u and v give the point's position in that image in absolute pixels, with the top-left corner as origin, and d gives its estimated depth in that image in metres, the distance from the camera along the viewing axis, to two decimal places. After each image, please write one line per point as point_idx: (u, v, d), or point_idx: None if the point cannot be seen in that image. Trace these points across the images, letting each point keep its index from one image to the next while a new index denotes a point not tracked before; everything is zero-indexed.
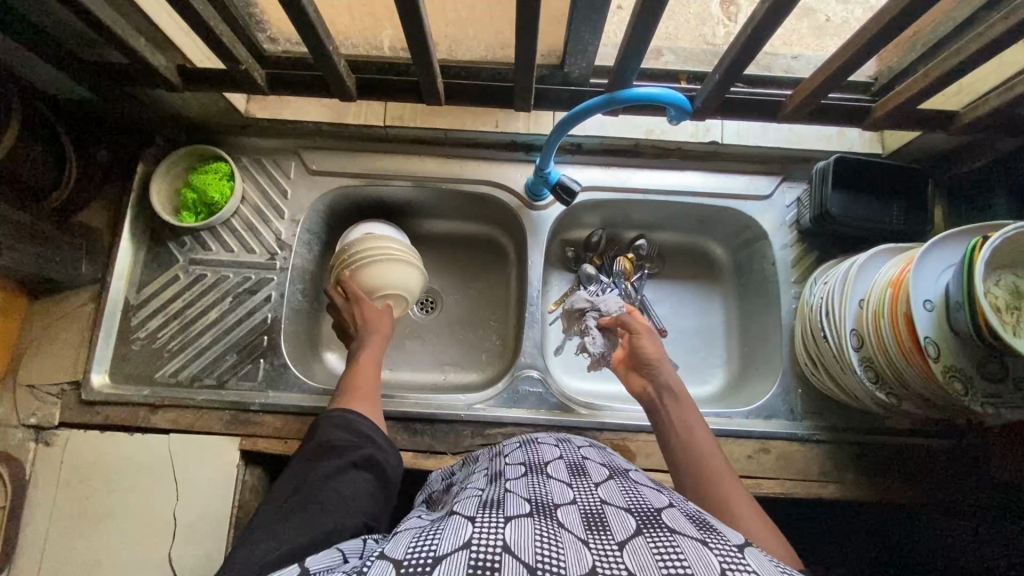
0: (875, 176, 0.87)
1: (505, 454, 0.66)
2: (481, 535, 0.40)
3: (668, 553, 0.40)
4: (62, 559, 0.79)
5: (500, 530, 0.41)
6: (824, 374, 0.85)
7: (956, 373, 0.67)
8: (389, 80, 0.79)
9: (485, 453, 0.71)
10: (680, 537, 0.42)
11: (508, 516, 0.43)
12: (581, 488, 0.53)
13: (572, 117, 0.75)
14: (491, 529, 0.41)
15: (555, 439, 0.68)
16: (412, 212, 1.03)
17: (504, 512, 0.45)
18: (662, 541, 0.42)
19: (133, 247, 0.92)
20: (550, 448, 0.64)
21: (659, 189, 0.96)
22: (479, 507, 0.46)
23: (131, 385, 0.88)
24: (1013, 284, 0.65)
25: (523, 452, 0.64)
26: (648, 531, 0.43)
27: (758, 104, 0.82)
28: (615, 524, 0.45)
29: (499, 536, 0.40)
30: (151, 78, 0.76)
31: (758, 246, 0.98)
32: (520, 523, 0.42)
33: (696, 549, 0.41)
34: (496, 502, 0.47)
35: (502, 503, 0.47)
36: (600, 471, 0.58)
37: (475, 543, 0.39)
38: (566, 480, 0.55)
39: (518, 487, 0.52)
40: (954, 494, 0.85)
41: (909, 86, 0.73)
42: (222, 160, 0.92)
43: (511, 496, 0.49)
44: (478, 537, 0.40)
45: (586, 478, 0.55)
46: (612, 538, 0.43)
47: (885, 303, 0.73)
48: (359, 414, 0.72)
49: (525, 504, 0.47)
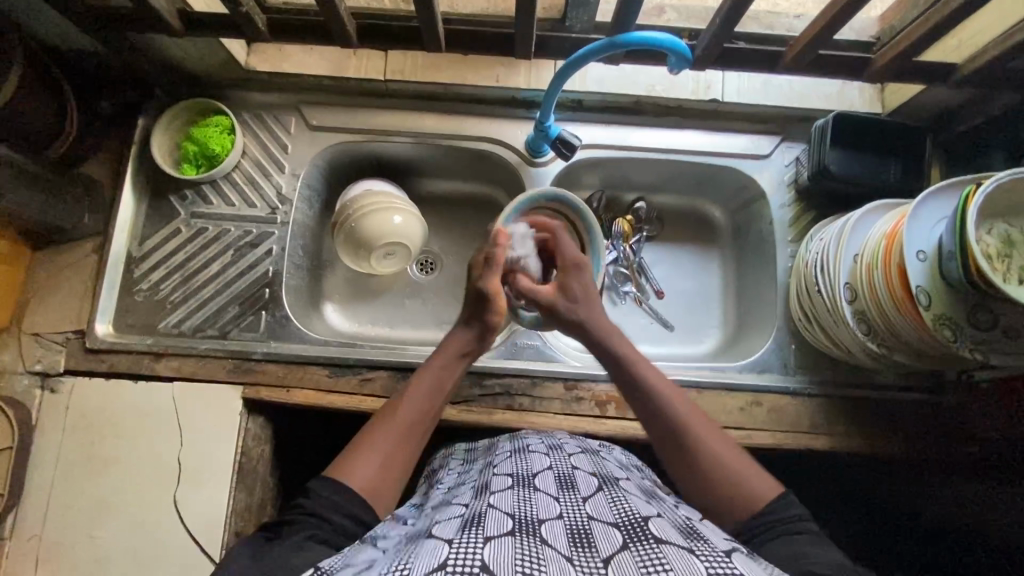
0: (875, 135, 0.88)
1: (495, 464, 0.67)
2: (458, 560, 0.41)
3: (654, 565, 0.42)
4: (70, 501, 0.81)
5: (478, 553, 0.42)
6: (817, 328, 0.86)
7: (948, 322, 0.68)
8: (390, 27, 0.79)
9: (477, 461, 0.73)
10: (666, 547, 0.44)
11: (487, 537, 0.44)
12: (569, 501, 0.54)
13: (569, 65, 0.75)
14: (469, 553, 0.42)
15: (546, 446, 0.70)
16: (412, 170, 1.03)
17: (484, 532, 0.45)
18: (648, 553, 0.44)
19: (135, 199, 0.93)
20: (539, 458, 0.66)
21: (659, 148, 0.96)
22: (460, 529, 0.47)
23: (135, 334, 0.89)
24: (1005, 232, 0.66)
25: (513, 462, 0.65)
26: (635, 545, 0.45)
27: (758, 57, 0.82)
28: (602, 538, 0.47)
29: (477, 559, 0.41)
30: (152, 23, 0.76)
31: (755, 207, 0.99)
32: (499, 543, 0.44)
33: (682, 558, 0.43)
34: (477, 522, 0.48)
35: (483, 521, 0.48)
36: (588, 483, 0.59)
37: (451, 570, 0.40)
38: (554, 492, 0.56)
39: (504, 502, 0.53)
40: (943, 446, 0.87)
41: (909, 37, 0.74)
42: (224, 114, 0.92)
43: (492, 513, 0.50)
44: (453, 563, 0.41)
45: (574, 491, 0.56)
46: (598, 554, 0.44)
47: (879, 255, 0.74)
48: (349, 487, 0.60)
49: (507, 521, 0.48)
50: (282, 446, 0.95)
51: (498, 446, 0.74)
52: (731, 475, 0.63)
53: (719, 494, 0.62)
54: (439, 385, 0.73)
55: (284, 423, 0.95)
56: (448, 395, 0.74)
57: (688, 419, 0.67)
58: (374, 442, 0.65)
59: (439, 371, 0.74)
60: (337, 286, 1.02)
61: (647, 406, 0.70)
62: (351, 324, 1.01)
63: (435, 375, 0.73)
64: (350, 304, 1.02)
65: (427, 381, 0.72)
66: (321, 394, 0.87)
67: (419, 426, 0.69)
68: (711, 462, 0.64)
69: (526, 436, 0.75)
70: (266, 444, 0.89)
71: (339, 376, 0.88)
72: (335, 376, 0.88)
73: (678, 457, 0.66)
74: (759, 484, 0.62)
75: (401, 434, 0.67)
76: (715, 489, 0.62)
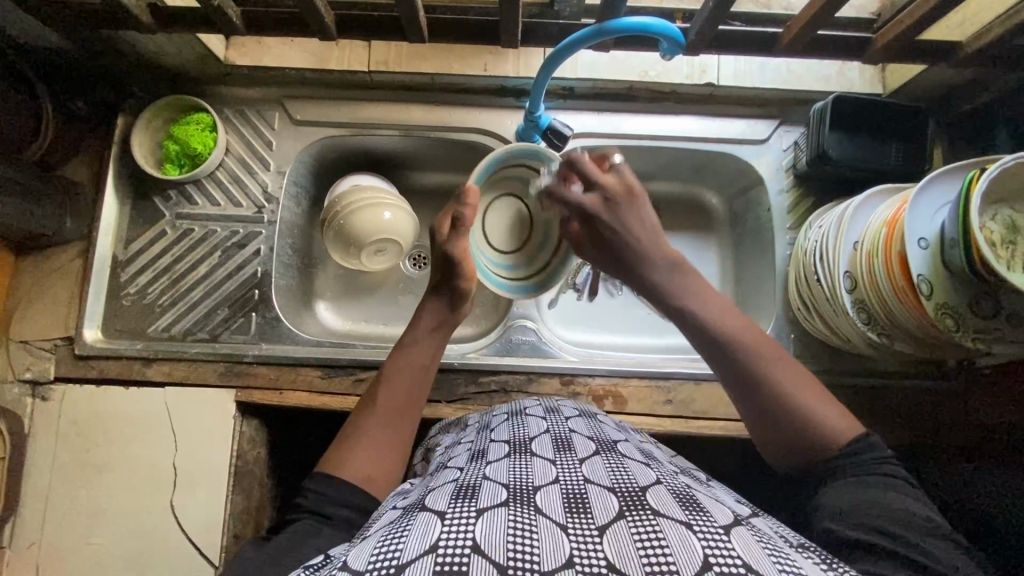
0: (877, 115, 0.85)
1: (492, 429, 0.65)
2: (449, 537, 0.39)
3: (650, 539, 0.40)
4: (66, 509, 0.80)
5: (471, 527, 0.40)
6: (815, 316, 0.85)
7: (949, 311, 0.66)
8: (372, 17, 0.76)
9: (476, 422, 0.71)
10: (663, 520, 0.42)
11: (480, 509, 0.42)
12: (566, 465, 0.52)
13: (559, 52, 0.72)
14: (461, 527, 0.40)
15: (544, 410, 0.67)
16: (401, 163, 1.01)
17: (477, 504, 0.43)
18: (644, 524, 0.42)
19: (118, 202, 0.91)
20: (537, 421, 0.63)
21: (653, 134, 0.93)
22: (453, 499, 0.45)
23: (124, 339, 0.88)
24: (1009, 218, 0.64)
25: (509, 427, 0.63)
26: (630, 514, 0.43)
27: (754, 39, 0.78)
28: (598, 506, 0.44)
29: (469, 534, 0.39)
30: (123, 19, 0.73)
31: (754, 193, 0.96)
32: (493, 515, 0.42)
33: (678, 534, 0.41)
34: (471, 491, 0.46)
35: (477, 491, 0.46)
36: (586, 446, 0.57)
37: (442, 547, 0.38)
38: (551, 456, 0.54)
39: (500, 469, 0.51)
40: (943, 432, 0.86)
41: (911, 14, 0.71)
42: (204, 111, 0.89)
43: (488, 482, 0.48)
44: (445, 539, 0.39)
45: (572, 453, 0.54)
46: (592, 523, 0.42)
47: (879, 243, 0.72)
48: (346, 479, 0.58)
49: (502, 491, 0.46)
50: (279, 447, 0.95)
51: (494, 411, 0.72)
52: (819, 422, 0.56)
53: (808, 443, 0.56)
54: (416, 362, 0.70)
55: (278, 424, 0.94)
56: (430, 370, 0.72)
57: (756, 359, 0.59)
58: (363, 430, 0.63)
59: (413, 348, 0.71)
60: (330, 283, 1.01)
61: (722, 355, 0.61)
62: (346, 323, 1.00)
63: (413, 350, 0.71)
64: (342, 302, 1.01)
65: (404, 359, 0.70)
66: (315, 395, 0.86)
67: (404, 406, 0.67)
68: (802, 411, 0.57)
69: (527, 400, 0.72)
70: (261, 447, 0.89)
71: (331, 377, 0.87)
72: (328, 377, 0.87)
73: (758, 408, 0.59)
74: (844, 427, 0.56)
75: (391, 413, 0.66)
76: (803, 436, 0.56)
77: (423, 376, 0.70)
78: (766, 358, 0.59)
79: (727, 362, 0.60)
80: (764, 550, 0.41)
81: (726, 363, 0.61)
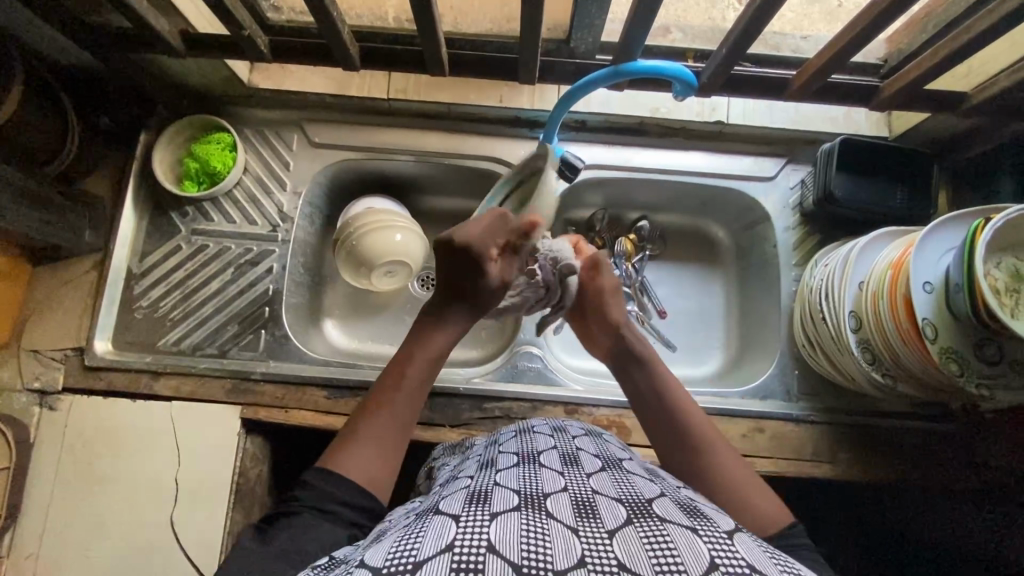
0: (883, 159, 0.87)
1: (499, 443, 0.65)
2: (464, 537, 0.39)
3: (659, 544, 0.40)
4: (65, 521, 0.80)
5: (485, 528, 0.40)
6: (821, 355, 0.86)
7: (955, 353, 0.67)
8: (394, 50, 0.79)
9: (481, 441, 0.72)
10: (671, 528, 0.42)
11: (494, 512, 0.43)
12: (574, 476, 0.52)
13: (575, 92, 0.75)
14: (475, 528, 0.40)
15: (550, 428, 0.67)
16: (414, 187, 1.03)
17: (490, 508, 0.44)
18: (653, 531, 0.42)
19: (136, 216, 0.92)
20: (545, 438, 0.63)
21: (664, 168, 0.95)
22: (465, 503, 0.46)
23: (133, 352, 0.89)
24: (1013, 265, 0.65)
25: (517, 441, 0.63)
26: (639, 521, 0.43)
27: (765, 82, 0.81)
28: (606, 512, 0.45)
29: (483, 535, 0.40)
30: (155, 43, 0.76)
31: (760, 228, 0.98)
32: (506, 517, 0.42)
33: (688, 541, 0.41)
34: (484, 497, 0.46)
35: (489, 497, 0.46)
36: (593, 462, 0.57)
37: (458, 546, 0.39)
38: (559, 468, 0.54)
39: (510, 478, 0.51)
40: (947, 474, 0.86)
41: (917, 67, 0.74)
42: (225, 131, 0.92)
43: (498, 488, 0.48)
44: (460, 539, 0.39)
45: (579, 467, 0.54)
46: (603, 526, 0.42)
47: (885, 284, 0.73)
48: (342, 474, 0.58)
49: (514, 496, 0.46)
50: (281, 465, 0.95)
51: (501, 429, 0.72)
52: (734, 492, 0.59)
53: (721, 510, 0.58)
54: (424, 360, 0.69)
55: (281, 443, 0.94)
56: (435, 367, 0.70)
57: (704, 432, 0.65)
58: (367, 426, 0.63)
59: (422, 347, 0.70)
60: (338, 302, 1.02)
61: (665, 424, 0.67)
62: (351, 343, 1.00)
63: (418, 352, 0.70)
64: (350, 322, 1.01)
65: (410, 359, 0.69)
66: (320, 415, 0.86)
67: (406, 406, 0.66)
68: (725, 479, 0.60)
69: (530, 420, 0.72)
70: (263, 464, 0.89)
71: (337, 398, 0.87)
72: (333, 397, 0.87)
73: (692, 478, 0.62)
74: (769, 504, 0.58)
75: (393, 415, 0.64)
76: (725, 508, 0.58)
77: (427, 374, 0.69)
78: (709, 432, 0.65)
79: (668, 434, 0.66)
80: (769, 558, 0.41)
81: (668, 425, 0.67)
